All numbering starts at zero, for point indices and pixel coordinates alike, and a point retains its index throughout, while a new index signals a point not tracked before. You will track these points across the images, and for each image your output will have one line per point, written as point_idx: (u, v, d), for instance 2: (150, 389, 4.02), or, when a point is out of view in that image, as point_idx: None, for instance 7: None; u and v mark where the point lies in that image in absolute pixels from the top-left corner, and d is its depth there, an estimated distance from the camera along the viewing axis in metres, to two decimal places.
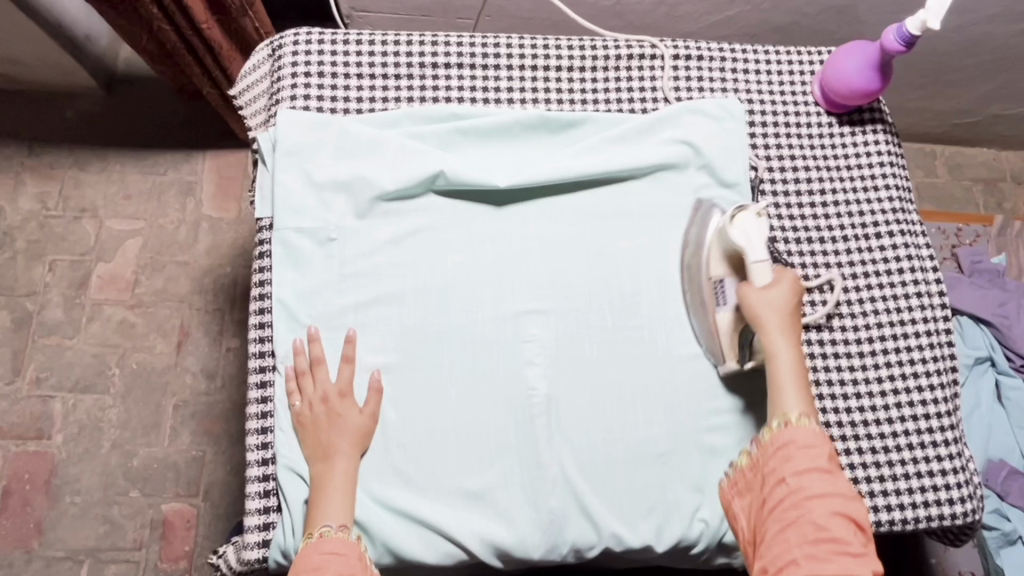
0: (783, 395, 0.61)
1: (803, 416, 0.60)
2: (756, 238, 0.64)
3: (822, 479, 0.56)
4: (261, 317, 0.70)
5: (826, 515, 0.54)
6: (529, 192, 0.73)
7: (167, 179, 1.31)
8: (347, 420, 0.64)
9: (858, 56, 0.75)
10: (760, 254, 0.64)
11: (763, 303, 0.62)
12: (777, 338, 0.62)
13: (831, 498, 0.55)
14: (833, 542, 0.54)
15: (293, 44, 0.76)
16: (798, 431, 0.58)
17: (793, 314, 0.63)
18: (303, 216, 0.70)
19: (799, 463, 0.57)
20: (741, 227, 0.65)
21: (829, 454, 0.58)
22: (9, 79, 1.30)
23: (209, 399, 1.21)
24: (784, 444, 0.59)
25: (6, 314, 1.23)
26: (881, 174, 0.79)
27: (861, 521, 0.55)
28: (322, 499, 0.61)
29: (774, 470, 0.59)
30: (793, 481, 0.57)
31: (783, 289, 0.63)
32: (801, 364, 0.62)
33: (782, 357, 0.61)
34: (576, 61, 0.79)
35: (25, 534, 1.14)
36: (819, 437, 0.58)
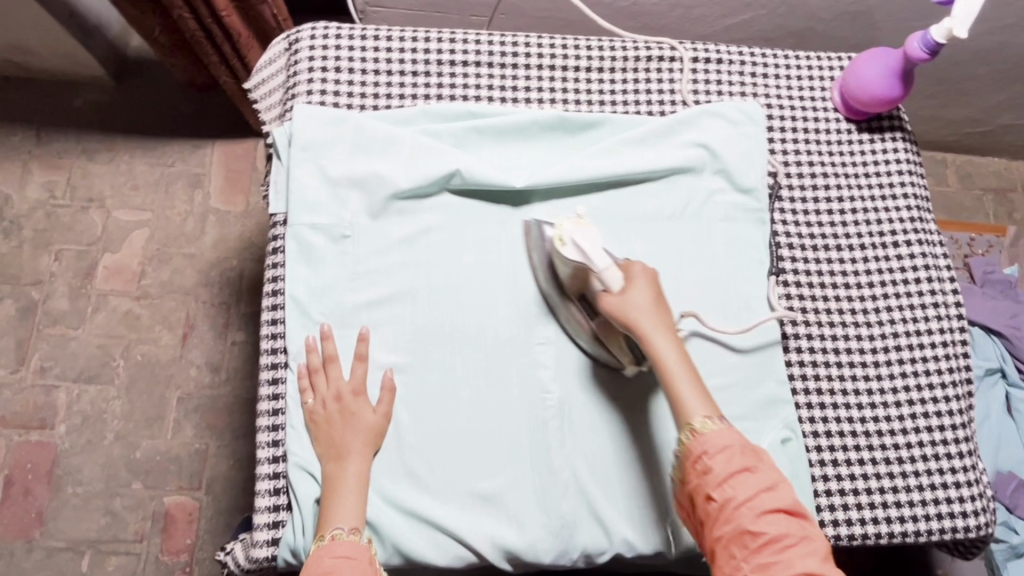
0: (684, 400, 0.59)
1: (708, 417, 0.58)
2: (593, 245, 0.62)
3: (747, 480, 0.55)
4: (274, 313, 0.69)
5: (760, 519, 0.53)
6: (545, 193, 0.73)
7: (175, 170, 1.31)
8: (359, 419, 0.64)
9: (881, 63, 0.74)
10: (602, 260, 0.62)
11: (630, 311, 0.61)
12: (658, 340, 0.60)
13: (758, 498, 0.54)
14: (774, 543, 0.53)
15: (310, 38, 0.75)
16: (710, 436, 0.56)
17: (661, 305, 0.62)
18: (317, 212, 0.69)
19: (721, 471, 0.55)
20: (574, 240, 0.62)
21: (744, 450, 0.56)
22: (19, 67, 1.30)
23: (213, 393, 1.20)
24: (702, 455, 0.56)
25: (11, 302, 1.22)
26: (899, 183, 0.79)
27: (791, 507, 0.55)
28: (334, 500, 0.60)
29: (698, 486, 0.56)
30: (721, 495, 0.55)
31: (640, 286, 0.62)
32: (687, 355, 0.61)
33: (669, 357, 0.60)
34: (594, 62, 0.78)
35: (27, 524, 1.13)
36: (730, 434, 0.57)
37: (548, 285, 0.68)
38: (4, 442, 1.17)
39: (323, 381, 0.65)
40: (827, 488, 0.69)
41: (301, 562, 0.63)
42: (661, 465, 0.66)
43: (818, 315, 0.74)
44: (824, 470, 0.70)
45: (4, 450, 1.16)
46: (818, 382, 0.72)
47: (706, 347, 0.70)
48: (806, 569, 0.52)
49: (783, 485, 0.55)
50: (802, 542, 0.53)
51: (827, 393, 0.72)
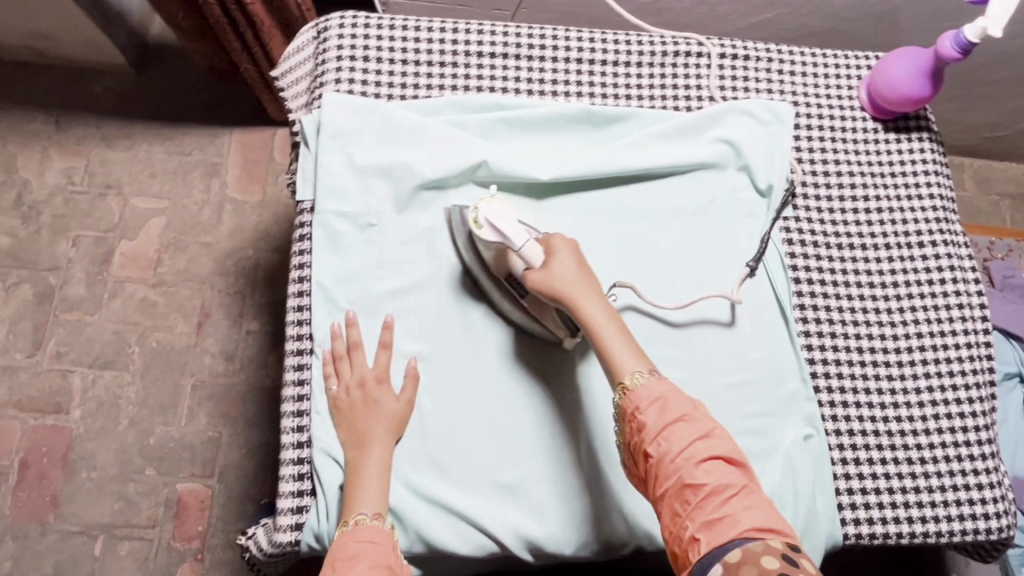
0: (616, 360, 0.58)
1: (639, 372, 0.57)
2: (508, 223, 0.63)
3: (682, 431, 0.54)
4: (300, 300, 0.69)
5: (699, 470, 0.52)
6: (571, 186, 0.73)
7: (193, 159, 1.31)
8: (383, 405, 0.64)
9: (910, 62, 0.74)
10: (519, 236, 0.63)
11: (554, 282, 0.60)
12: (585, 304, 0.59)
13: (694, 448, 0.53)
14: (714, 493, 0.51)
15: (338, 27, 0.75)
16: (642, 391, 0.55)
17: (584, 270, 0.61)
18: (344, 200, 0.70)
19: (656, 425, 0.54)
20: (488, 220, 0.63)
21: (678, 400, 0.55)
22: (40, 53, 1.30)
23: (227, 381, 1.21)
24: (636, 410, 0.55)
25: (29, 287, 1.23)
26: (925, 182, 0.78)
27: (729, 456, 0.53)
28: (358, 486, 0.60)
29: (639, 445, 0.55)
30: (659, 450, 0.54)
31: (560, 254, 0.61)
32: (617, 315, 0.60)
33: (598, 319, 0.59)
34: (622, 56, 0.78)
35: (40, 508, 1.13)
36: (662, 386, 0.56)
37: (476, 268, 0.68)
38: (19, 426, 1.17)
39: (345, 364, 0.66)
40: (849, 487, 0.69)
41: (324, 548, 0.64)
42: None
43: (842, 314, 0.74)
44: (846, 468, 0.69)
45: (19, 433, 1.17)
46: (841, 381, 0.72)
47: (729, 342, 0.71)
48: (752, 519, 0.50)
49: (718, 433, 0.54)
50: (744, 491, 0.51)
51: (850, 392, 0.72)
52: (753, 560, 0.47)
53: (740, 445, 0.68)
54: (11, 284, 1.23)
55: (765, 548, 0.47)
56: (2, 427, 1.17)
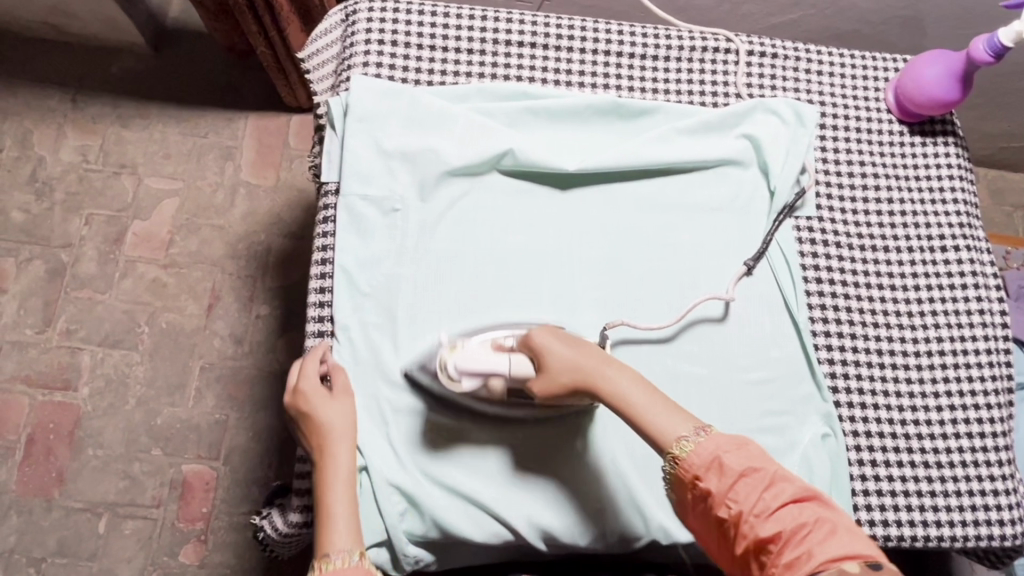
0: (653, 425, 0.55)
1: (681, 432, 0.54)
2: (477, 360, 0.60)
3: (748, 486, 0.50)
4: (322, 282, 0.69)
5: (772, 521, 0.48)
6: (595, 177, 0.73)
7: (207, 141, 1.31)
8: (335, 406, 0.62)
9: (940, 65, 0.74)
10: (501, 361, 0.60)
11: (557, 375, 0.59)
12: (602, 385, 0.58)
13: (763, 499, 0.49)
14: (793, 541, 0.47)
15: (368, 10, 0.75)
16: (694, 458, 0.52)
17: (580, 348, 0.60)
18: (369, 184, 0.70)
19: (719, 487, 0.51)
20: (461, 371, 0.60)
21: (733, 453, 0.51)
22: (60, 31, 1.30)
23: (235, 364, 1.21)
24: (696, 479, 0.52)
25: (41, 263, 1.23)
26: (950, 188, 0.78)
27: (802, 496, 0.49)
28: (326, 499, 0.58)
29: (709, 511, 0.52)
30: (729, 512, 0.50)
31: (547, 345, 0.60)
32: (633, 373, 0.59)
33: (621, 390, 0.57)
34: (650, 50, 0.78)
35: (46, 483, 1.13)
36: (711, 443, 0.52)
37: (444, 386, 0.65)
38: (26, 401, 1.17)
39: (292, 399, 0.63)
40: (865, 489, 0.68)
41: None
42: None
43: (863, 315, 0.73)
44: (863, 470, 0.69)
45: (27, 409, 1.17)
46: (860, 382, 0.71)
47: (749, 338, 0.71)
48: (833, 551, 0.45)
49: (785, 476, 0.51)
50: (821, 526, 0.47)
51: (868, 394, 0.71)
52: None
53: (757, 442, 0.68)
54: (23, 259, 1.23)
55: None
56: (10, 402, 1.17)
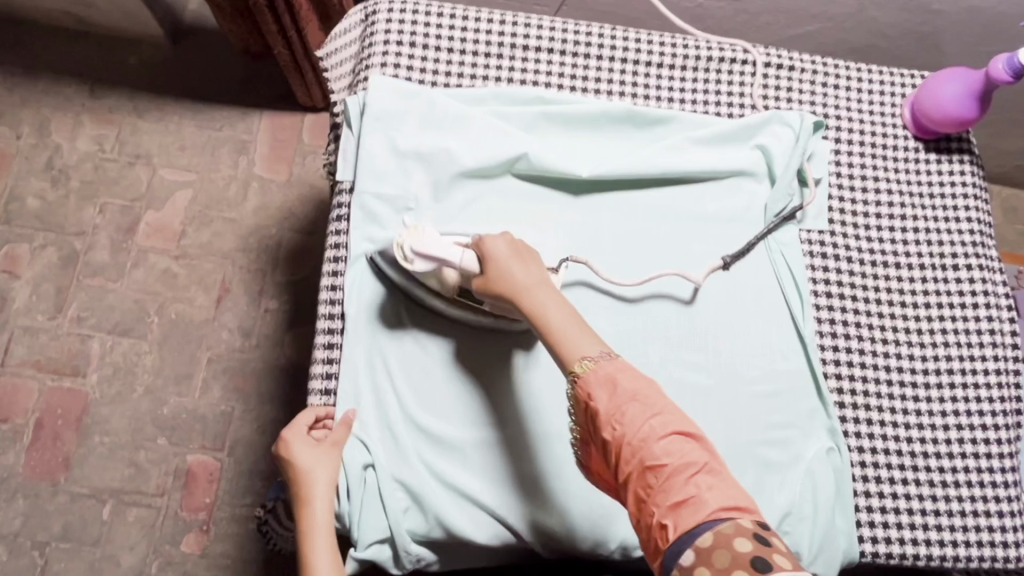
0: (564, 341, 0.55)
1: (587, 355, 0.53)
2: (432, 245, 0.63)
3: (636, 411, 0.50)
4: (334, 279, 0.70)
5: (657, 450, 0.48)
6: (607, 184, 0.73)
7: (222, 135, 1.32)
8: (320, 457, 0.62)
9: (959, 82, 0.73)
10: (455, 253, 0.63)
11: (494, 279, 0.60)
12: (529, 300, 0.57)
13: (651, 426, 0.49)
14: (678, 475, 0.47)
15: (387, 11, 0.76)
16: (591, 375, 0.52)
17: (525, 265, 0.60)
18: (383, 183, 0.70)
19: (608, 406, 0.51)
20: (415, 252, 0.63)
21: (629, 377, 0.52)
22: (80, 20, 1.32)
23: (243, 356, 1.21)
24: (589, 396, 0.52)
25: (54, 250, 1.24)
26: (964, 206, 0.78)
27: (688, 432, 0.50)
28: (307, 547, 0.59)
29: (596, 429, 0.52)
30: (615, 434, 0.50)
31: (497, 249, 0.61)
32: (565, 302, 0.58)
33: (547, 311, 0.56)
34: (667, 58, 0.78)
35: (53, 468, 1.14)
36: (612, 366, 0.52)
37: (408, 285, 0.67)
38: (36, 386, 1.18)
39: (279, 445, 0.63)
40: (869, 505, 0.68)
41: (344, 527, 0.64)
42: None
43: (871, 330, 0.73)
44: (867, 486, 0.69)
45: (36, 394, 1.18)
46: (866, 397, 0.71)
47: (758, 351, 0.70)
48: (718, 498, 0.46)
49: (673, 409, 0.51)
50: (706, 468, 0.48)
51: (875, 410, 0.71)
52: (728, 544, 0.44)
53: (762, 455, 0.67)
54: (37, 246, 1.24)
55: (734, 530, 0.44)
56: (20, 387, 1.18)
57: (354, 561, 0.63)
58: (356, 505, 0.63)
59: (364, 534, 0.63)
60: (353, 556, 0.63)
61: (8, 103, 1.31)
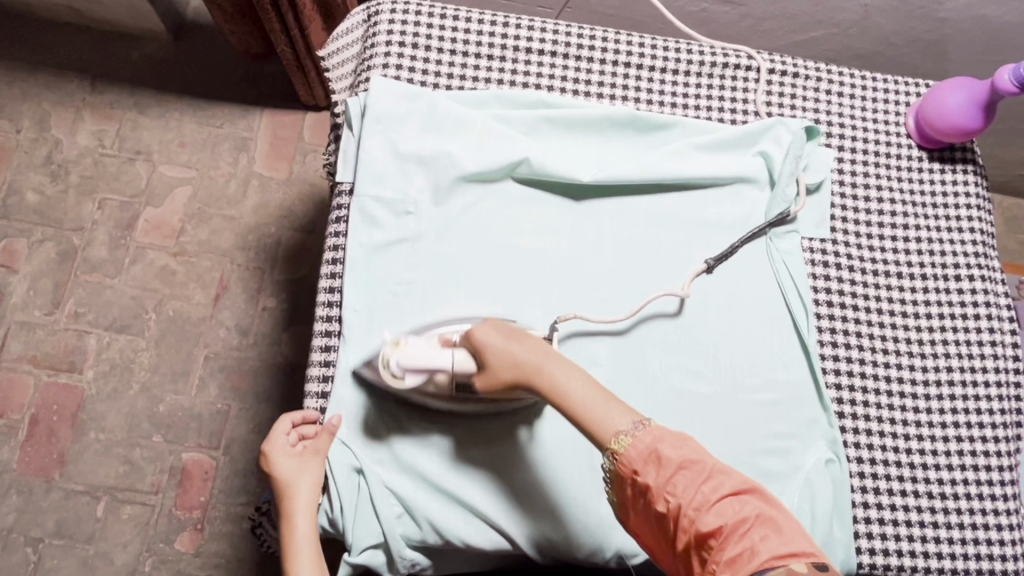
0: (594, 419, 0.54)
1: (620, 430, 0.53)
2: (419, 357, 0.59)
3: (686, 479, 0.49)
4: (332, 281, 0.70)
5: (712, 515, 0.48)
6: (608, 188, 0.73)
7: (222, 132, 1.31)
8: (300, 465, 0.62)
9: (965, 93, 0.73)
10: (443, 357, 0.59)
11: (497, 370, 0.57)
12: (542, 379, 0.56)
13: (703, 492, 0.49)
14: (734, 536, 0.47)
15: (390, 12, 0.75)
16: (632, 451, 0.51)
17: (523, 342, 0.58)
18: (383, 187, 0.70)
19: (658, 479, 0.50)
20: (404, 368, 0.59)
21: (671, 445, 0.51)
22: (81, 15, 1.31)
23: (239, 355, 1.21)
24: (635, 473, 0.51)
25: (52, 245, 1.24)
26: (967, 217, 0.78)
27: (738, 489, 0.49)
28: (290, 558, 0.59)
29: (648, 502, 0.51)
30: (668, 505, 0.50)
31: (489, 338, 0.58)
32: (572, 368, 0.57)
33: (565, 385, 0.55)
34: (671, 63, 0.78)
35: (47, 464, 1.14)
36: (650, 436, 0.52)
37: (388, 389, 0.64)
38: (32, 382, 1.18)
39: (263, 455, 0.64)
40: (867, 516, 0.68)
41: (338, 531, 0.63)
42: None
43: (872, 341, 0.73)
44: (865, 497, 0.68)
45: (32, 389, 1.17)
46: (866, 408, 0.71)
47: (757, 358, 0.70)
48: (773, 548, 0.46)
49: (722, 470, 0.51)
50: (760, 523, 0.47)
51: (875, 421, 0.71)
52: None
53: (760, 463, 0.67)
54: (35, 241, 1.24)
55: None
56: (16, 382, 1.17)
57: (348, 566, 0.63)
58: (349, 511, 0.62)
59: (358, 538, 0.62)
60: (346, 561, 0.63)
61: (7, 97, 1.30)
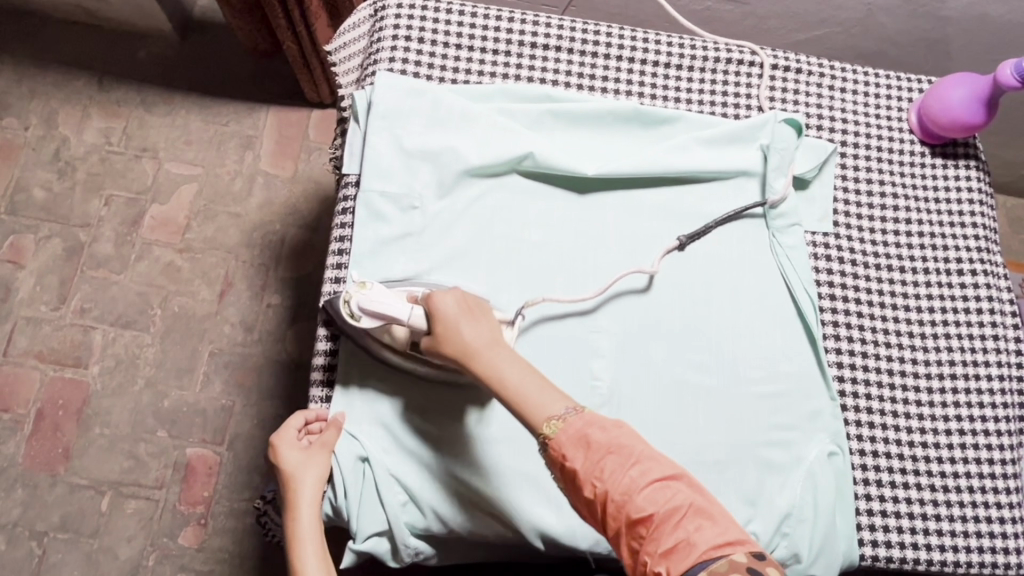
0: (527, 403, 0.54)
1: (553, 418, 0.53)
2: (381, 301, 0.61)
3: (615, 464, 0.50)
4: (338, 272, 0.70)
5: (642, 502, 0.49)
6: (612, 182, 0.73)
7: (228, 130, 1.32)
8: (306, 459, 0.62)
9: (967, 87, 0.73)
10: (403, 309, 0.61)
11: (442, 341, 0.58)
12: (480, 361, 0.57)
13: (633, 478, 0.49)
14: (665, 525, 0.48)
15: (397, 7, 0.76)
16: (561, 436, 0.52)
17: (475, 322, 0.59)
18: (389, 180, 0.70)
19: (587, 465, 0.50)
20: (363, 309, 0.61)
21: (601, 430, 0.51)
22: (90, 14, 1.32)
23: (244, 351, 1.21)
24: (564, 457, 0.51)
25: (59, 241, 1.25)
26: (969, 211, 0.78)
27: (669, 475, 0.50)
28: (294, 552, 0.59)
29: (576, 488, 0.51)
30: (596, 491, 0.50)
31: (445, 304, 0.59)
32: (516, 356, 0.58)
33: (503, 370, 0.56)
34: (674, 59, 0.78)
35: (52, 459, 1.15)
36: (581, 420, 0.52)
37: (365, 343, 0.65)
38: (37, 377, 1.18)
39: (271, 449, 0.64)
40: (870, 509, 0.68)
41: (342, 519, 0.64)
42: (701, 467, 0.66)
43: (875, 335, 0.73)
44: (868, 489, 0.69)
45: (38, 384, 1.18)
46: (868, 400, 0.71)
47: (761, 351, 0.70)
48: (708, 538, 0.47)
49: (649, 453, 0.51)
50: (693, 511, 0.48)
51: (878, 414, 0.71)
52: None
53: (763, 456, 0.67)
54: (42, 237, 1.25)
55: (733, 568, 0.45)
56: (22, 377, 1.18)
57: (352, 553, 0.63)
58: (354, 499, 0.63)
59: (363, 526, 0.62)
60: (351, 548, 0.63)
61: (16, 95, 1.31)
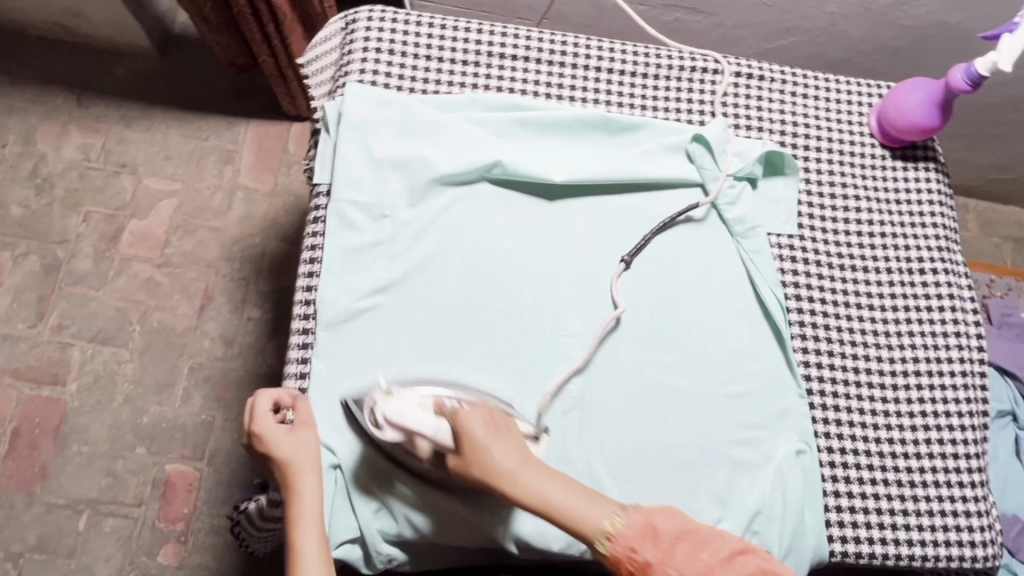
0: (578, 514, 0.53)
1: (614, 520, 0.52)
2: (407, 413, 0.57)
3: (686, 551, 0.51)
4: (309, 280, 0.70)
5: None
6: (581, 188, 0.74)
7: (208, 145, 1.33)
8: (294, 443, 0.60)
9: (919, 93, 0.76)
10: (426, 423, 0.57)
11: (476, 467, 0.56)
12: (516, 486, 0.55)
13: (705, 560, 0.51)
14: None
15: (367, 20, 0.78)
16: (627, 533, 0.51)
17: (503, 438, 0.57)
18: (359, 190, 0.71)
19: (659, 553, 0.51)
20: (386, 420, 0.58)
21: (666, 519, 0.53)
22: (68, 32, 1.33)
23: (224, 365, 1.21)
24: (633, 551, 0.51)
25: (36, 257, 1.24)
26: (929, 212, 0.80)
27: (736, 550, 0.52)
28: (297, 539, 0.56)
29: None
30: None
31: (472, 424, 0.57)
32: (552, 472, 0.56)
33: (543, 486, 0.54)
34: (640, 67, 0.80)
35: (29, 478, 1.13)
36: (643, 513, 0.53)
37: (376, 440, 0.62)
38: (14, 395, 1.17)
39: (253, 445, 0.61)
40: (839, 505, 0.69)
41: None
42: (673, 467, 0.67)
43: (840, 334, 0.74)
44: (837, 486, 0.70)
45: (14, 402, 1.17)
46: (835, 399, 0.72)
47: (729, 352, 0.71)
48: None
49: (713, 534, 0.53)
50: None
51: (844, 412, 0.72)
52: None
53: (733, 455, 0.68)
54: (19, 254, 1.24)
55: None
56: None
57: None
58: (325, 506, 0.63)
59: (335, 533, 0.63)
60: None
61: None
